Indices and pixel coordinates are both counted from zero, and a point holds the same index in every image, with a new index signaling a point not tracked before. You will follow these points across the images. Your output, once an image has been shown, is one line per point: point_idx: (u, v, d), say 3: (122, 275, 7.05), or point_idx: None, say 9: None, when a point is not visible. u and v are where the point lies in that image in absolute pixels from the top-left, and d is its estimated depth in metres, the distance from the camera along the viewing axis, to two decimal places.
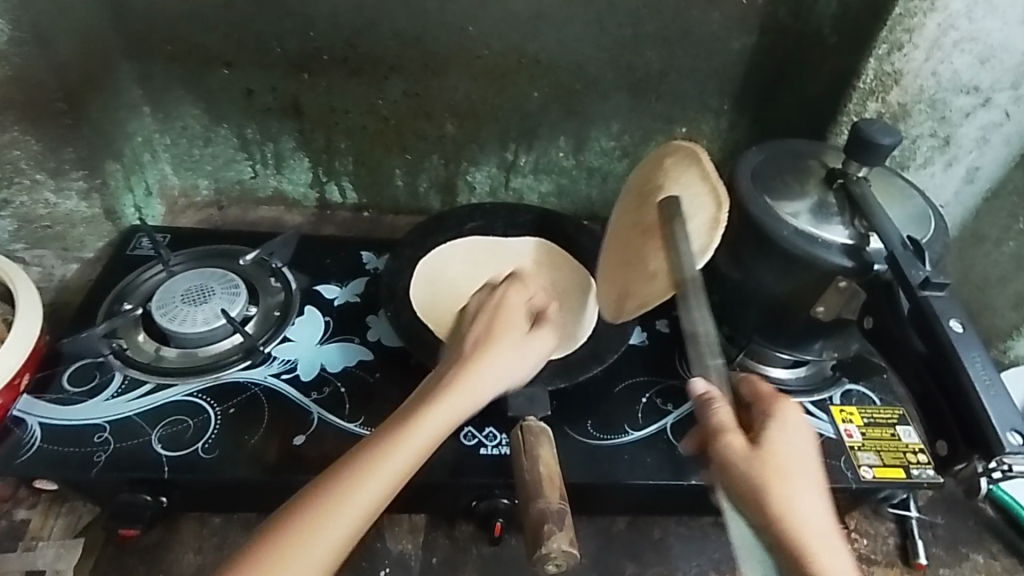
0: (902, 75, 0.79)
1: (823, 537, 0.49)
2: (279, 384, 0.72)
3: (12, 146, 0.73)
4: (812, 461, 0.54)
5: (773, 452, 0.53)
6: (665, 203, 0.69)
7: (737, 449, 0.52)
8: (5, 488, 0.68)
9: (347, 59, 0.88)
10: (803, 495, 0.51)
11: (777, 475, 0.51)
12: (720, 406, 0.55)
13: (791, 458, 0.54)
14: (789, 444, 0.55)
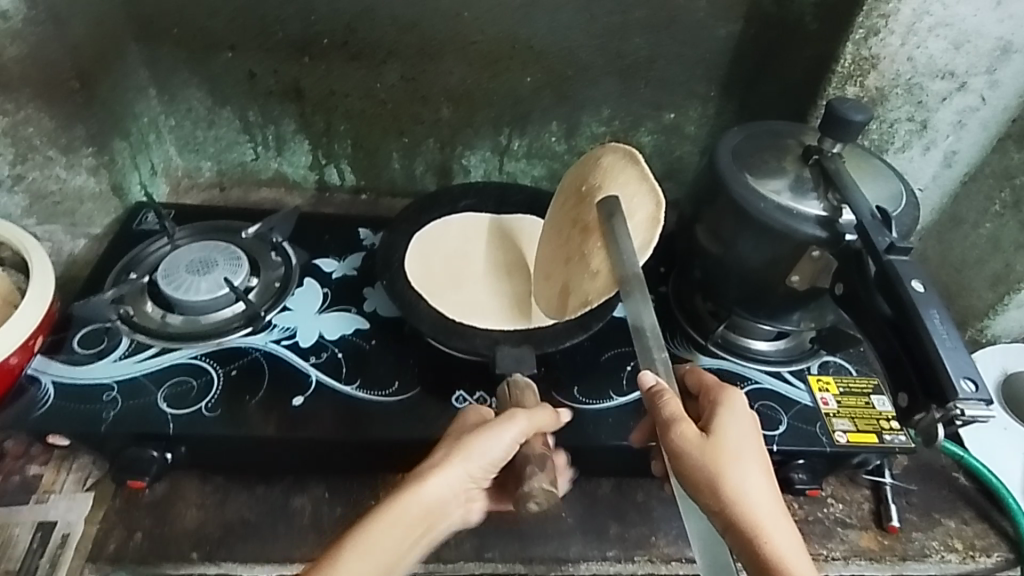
0: (879, 60, 0.82)
1: (774, 521, 0.53)
2: (279, 350, 0.76)
3: (27, 122, 0.78)
4: (756, 440, 0.57)
5: (722, 438, 0.56)
6: (603, 203, 0.70)
7: (690, 439, 0.54)
8: (19, 445, 0.72)
9: (346, 44, 0.91)
10: (748, 476, 0.55)
11: (729, 463, 0.54)
12: (671, 399, 0.55)
13: (739, 440, 0.57)
14: (734, 426, 0.58)
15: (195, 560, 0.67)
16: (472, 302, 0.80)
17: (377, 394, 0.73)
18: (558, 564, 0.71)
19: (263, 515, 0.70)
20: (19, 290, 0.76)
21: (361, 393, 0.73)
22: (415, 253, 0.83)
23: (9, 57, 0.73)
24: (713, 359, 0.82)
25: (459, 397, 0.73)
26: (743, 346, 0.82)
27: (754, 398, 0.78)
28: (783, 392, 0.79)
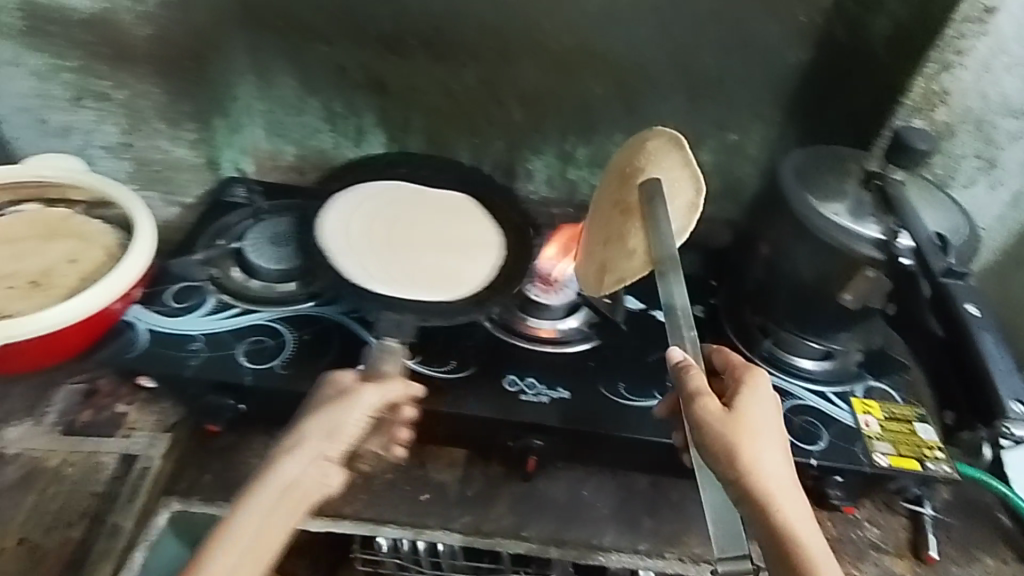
0: (949, 94, 0.86)
1: (790, 500, 0.54)
2: (348, 321, 0.82)
3: (144, 96, 0.91)
4: (776, 423, 0.59)
5: (744, 416, 0.57)
6: (645, 187, 0.75)
7: (713, 412, 0.55)
8: (110, 383, 0.79)
9: (431, 44, 0.98)
10: (767, 454, 0.55)
11: (750, 438, 0.55)
12: (697, 372, 0.56)
13: (760, 419, 0.58)
14: (755, 408, 0.59)
15: None
16: (385, 268, 0.83)
17: (436, 370, 0.78)
18: (592, 551, 0.73)
19: None
20: (123, 244, 0.84)
21: (421, 367, 0.78)
22: (333, 217, 0.89)
23: (141, 36, 0.87)
24: None
25: (510, 380, 0.78)
26: (789, 362, 0.83)
27: (795, 412, 0.79)
28: (825, 410, 0.80)
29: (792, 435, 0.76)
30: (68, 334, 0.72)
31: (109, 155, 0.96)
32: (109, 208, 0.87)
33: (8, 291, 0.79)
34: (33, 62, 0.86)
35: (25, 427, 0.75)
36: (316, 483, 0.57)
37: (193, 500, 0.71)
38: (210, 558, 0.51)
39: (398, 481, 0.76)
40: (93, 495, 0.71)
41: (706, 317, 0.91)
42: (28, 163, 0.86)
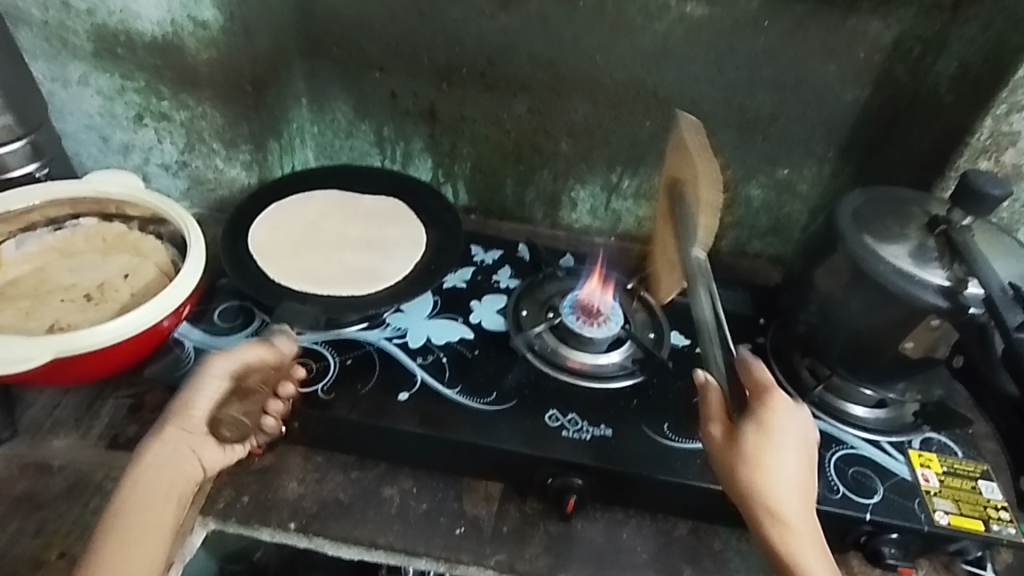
0: (1018, 137, 0.81)
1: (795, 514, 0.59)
2: (390, 347, 0.81)
3: (201, 117, 0.92)
4: (803, 441, 0.61)
5: (768, 436, 0.60)
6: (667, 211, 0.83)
7: (716, 436, 0.63)
8: (156, 399, 0.80)
9: (483, 75, 0.99)
10: (782, 469, 0.59)
11: (770, 459, 0.59)
12: (710, 396, 0.64)
13: (785, 434, 0.60)
14: (787, 422, 0.61)
15: (292, 529, 0.72)
16: (313, 270, 0.84)
17: (476, 402, 0.76)
18: None
19: (355, 498, 0.75)
20: (175, 263, 0.85)
21: (461, 398, 0.77)
22: (269, 217, 0.90)
23: (201, 60, 0.87)
24: (809, 418, 0.80)
25: (552, 416, 0.76)
26: (841, 409, 0.80)
27: (848, 462, 0.76)
28: (881, 462, 0.76)
29: (844, 487, 0.73)
30: (118, 351, 0.73)
31: (166, 172, 0.99)
32: (163, 226, 0.88)
33: (65, 304, 0.81)
34: (100, 83, 0.89)
35: (71, 439, 0.76)
36: (180, 464, 0.66)
37: (229, 522, 0.72)
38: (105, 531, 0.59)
39: (433, 513, 0.75)
40: None
41: (753, 357, 0.88)
42: (89, 179, 0.87)
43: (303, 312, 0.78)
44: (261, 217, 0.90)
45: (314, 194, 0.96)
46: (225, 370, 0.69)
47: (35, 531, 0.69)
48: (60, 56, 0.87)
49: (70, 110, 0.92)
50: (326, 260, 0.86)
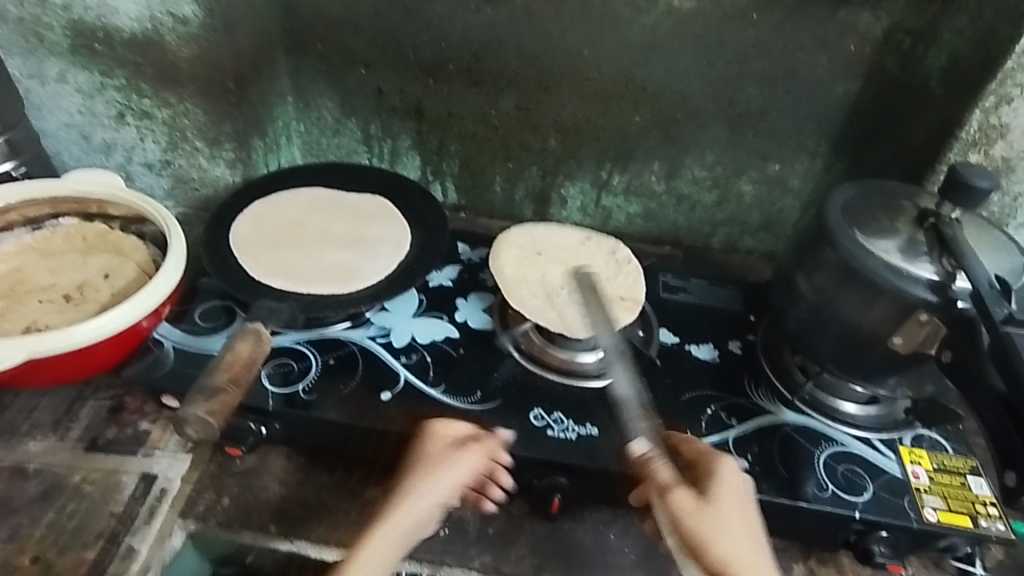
0: (1009, 129, 0.80)
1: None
2: (374, 346, 0.80)
3: (183, 115, 0.91)
4: (728, 509, 0.60)
5: (687, 522, 0.59)
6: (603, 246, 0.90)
7: (678, 506, 0.60)
8: (137, 400, 0.79)
9: (470, 71, 0.98)
10: (728, 547, 0.57)
11: (705, 543, 0.58)
12: (660, 466, 0.63)
13: (702, 515, 0.59)
14: (692, 508, 0.59)
15: (274, 531, 0.71)
16: (292, 266, 0.83)
17: (460, 401, 0.75)
18: None
19: (338, 500, 0.74)
20: (156, 262, 0.85)
21: (446, 397, 0.75)
22: (251, 214, 0.88)
23: (181, 56, 0.86)
24: (799, 415, 0.79)
25: (536, 415, 0.75)
26: (832, 406, 0.80)
27: (837, 460, 0.75)
28: (870, 459, 0.75)
29: (834, 485, 0.72)
30: (97, 353, 0.72)
31: (149, 171, 0.97)
32: (144, 225, 0.88)
33: (43, 304, 0.80)
34: (79, 80, 0.88)
35: (49, 441, 0.75)
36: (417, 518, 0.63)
37: (210, 525, 0.71)
38: None
39: None
40: (111, 515, 0.69)
41: (743, 355, 0.86)
42: (69, 177, 0.86)
43: (279, 309, 0.75)
44: (243, 213, 0.88)
45: (301, 190, 0.94)
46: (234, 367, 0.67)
47: (9, 535, 0.67)
48: (36, 52, 0.86)
49: (49, 108, 0.91)
50: (306, 258, 0.84)
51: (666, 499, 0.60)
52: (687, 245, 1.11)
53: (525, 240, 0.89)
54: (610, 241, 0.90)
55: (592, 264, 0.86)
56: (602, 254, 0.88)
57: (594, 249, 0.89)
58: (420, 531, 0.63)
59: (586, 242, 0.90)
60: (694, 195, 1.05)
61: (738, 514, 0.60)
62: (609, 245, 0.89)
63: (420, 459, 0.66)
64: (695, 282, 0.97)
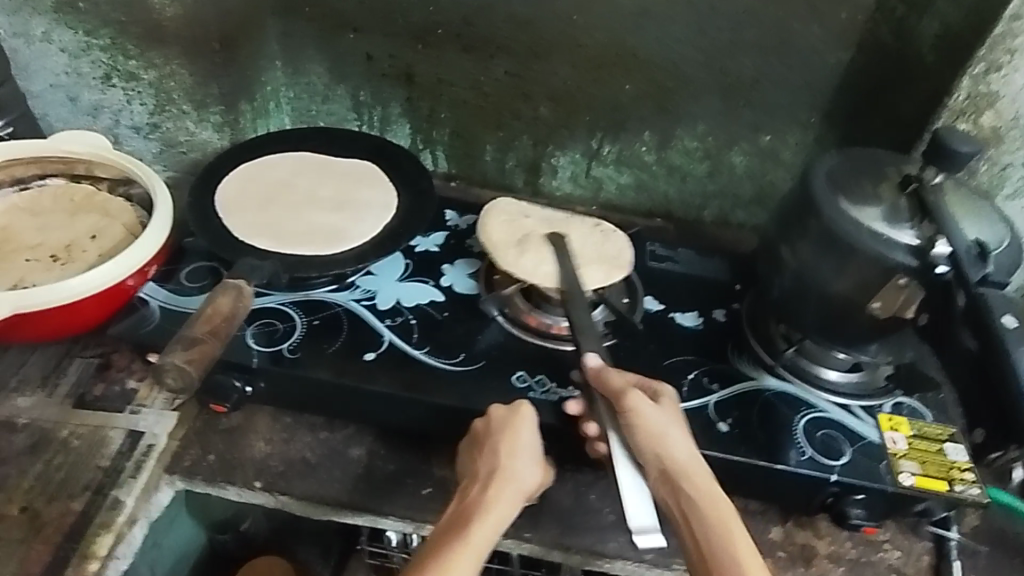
0: (998, 98, 0.80)
1: (712, 489, 0.59)
2: (359, 309, 0.81)
3: (170, 77, 0.92)
4: (671, 419, 0.62)
5: (640, 425, 0.61)
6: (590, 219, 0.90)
7: (637, 405, 0.62)
8: (124, 359, 0.80)
9: (460, 36, 0.97)
10: (674, 446, 0.61)
11: (657, 444, 0.60)
12: (611, 373, 0.65)
13: (655, 420, 0.61)
14: (651, 415, 0.62)
15: (258, 487, 0.72)
16: (276, 227, 0.84)
17: (443, 362, 0.76)
18: (594, 557, 0.71)
19: (322, 458, 0.75)
20: (143, 223, 0.85)
21: (429, 358, 0.76)
22: (239, 176, 0.89)
23: (167, 16, 0.87)
24: (780, 382, 0.79)
25: (519, 376, 0.76)
26: (814, 373, 0.80)
27: (816, 425, 0.75)
28: (849, 425, 0.76)
29: (811, 449, 0.73)
30: (81, 308, 0.73)
31: (137, 135, 0.98)
32: (131, 186, 0.87)
33: (30, 263, 0.81)
34: (64, 39, 0.88)
35: (37, 397, 0.76)
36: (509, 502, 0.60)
37: (195, 481, 0.72)
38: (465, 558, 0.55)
39: (400, 475, 0.74)
40: (98, 468, 0.71)
41: (727, 322, 0.87)
42: (54, 138, 0.86)
43: (261, 267, 0.75)
44: (230, 175, 0.89)
45: (288, 155, 0.94)
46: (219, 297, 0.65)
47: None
48: (21, 10, 0.86)
49: (37, 68, 0.91)
50: (292, 219, 0.85)
51: (626, 405, 0.62)
52: (679, 217, 1.11)
53: (511, 209, 0.89)
54: (595, 216, 0.91)
55: (580, 232, 0.87)
56: (588, 224, 0.89)
57: (581, 219, 0.89)
58: (520, 511, 0.61)
59: (572, 214, 0.91)
60: (685, 166, 1.05)
61: (683, 423, 0.64)
62: (594, 219, 0.90)
63: (522, 444, 0.63)
64: (682, 252, 0.97)
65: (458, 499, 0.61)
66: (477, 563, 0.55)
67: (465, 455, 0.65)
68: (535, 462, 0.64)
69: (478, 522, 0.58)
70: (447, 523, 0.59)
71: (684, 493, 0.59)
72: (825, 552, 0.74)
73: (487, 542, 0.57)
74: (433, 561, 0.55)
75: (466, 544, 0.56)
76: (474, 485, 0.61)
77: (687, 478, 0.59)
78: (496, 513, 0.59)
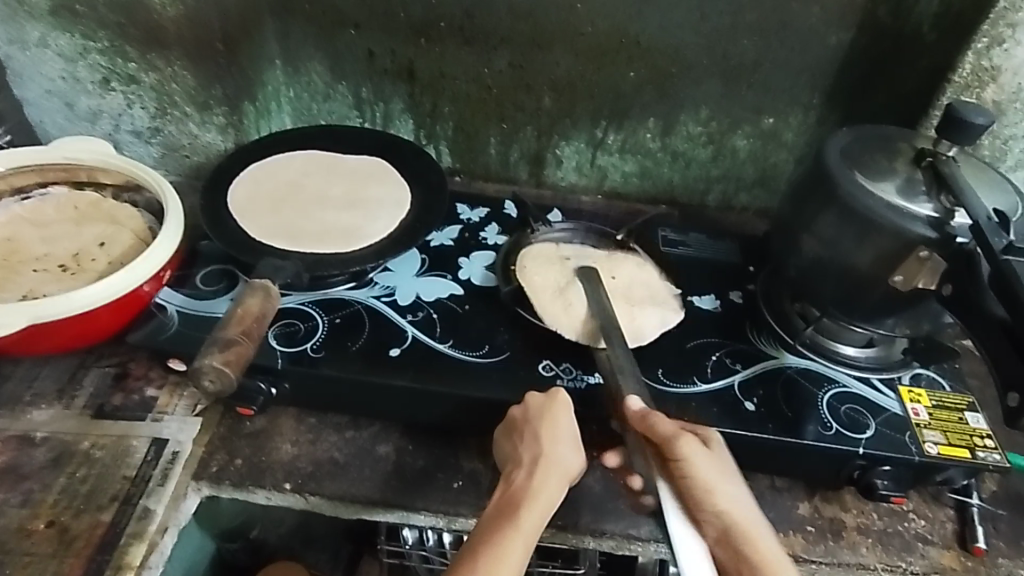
0: (1000, 72, 0.81)
1: (774, 552, 0.57)
2: (379, 305, 0.80)
3: (172, 79, 0.92)
4: (727, 469, 0.60)
5: (693, 476, 0.58)
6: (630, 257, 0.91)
7: (688, 455, 0.58)
8: (141, 367, 0.79)
9: (462, 29, 0.96)
10: (730, 498, 0.58)
11: (714, 495, 0.57)
12: (658, 418, 0.60)
13: (707, 469, 0.58)
14: (705, 465, 0.58)
15: (288, 489, 0.71)
16: (289, 225, 0.85)
17: (469, 355, 0.75)
18: (628, 541, 0.71)
19: (351, 457, 0.74)
20: (153, 230, 0.83)
21: (455, 352, 0.76)
22: (248, 178, 0.90)
23: (167, 17, 0.87)
24: (801, 359, 0.80)
25: (546, 365, 0.76)
26: (832, 349, 0.81)
27: (839, 400, 0.76)
28: (871, 398, 0.77)
29: (837, 423, 0.73)
30: (97, 319, 0.71)
31: (138, 140, 0.98)
32: (139, 192, 0.86)
33: (39, 273, 0.79)
34: (60, 43, 0.88)
35: (54, 410, 0.75)
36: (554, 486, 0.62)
37: (223, 486, 0.71)
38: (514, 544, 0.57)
39: (430, 469, 0.74)
40: (124, 479, 0.70)
41: (744, 303, 0.88)
42: (55, 145, 0.84)
43: (284, 267, 0.76)
44: (237, 178, 0.90)
45: (295, 154, 0.96)
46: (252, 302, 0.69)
47: (20, 502, 0.67)
48: (15, 16, 0.86)
49: (31, 75, 0.90)
50: (305, 218, 0.86)
51: (678, 453, 0.58)
52: (683, 203, 1.11)
53: (546, 249, 0.89)
54: (633, 255, 0.91)
55: (621, 273, 0.87)
56: (628, 266, 0.89)
57: (621, 260, 0.89)
58: (566, 493, 0.63)
59: (612, 253, 0.90)
60: (689, 152, 1.05)
61: (734, 468, 0.61)
62: (634, 257, 0.91)
63: (563, 430, 0.66)
64: (693, 237, 0.98)
65: (503, 486, 0.63)
66: (530, 545, 0.58)
67: (504, 443, 0.67)
68: (576, 445, 0.66)
69: (528, 506, 0.60)
70: (494, 510, 0.61)
71: (744, 555, 0.56)
72: (853, 525, 0.75)
73: (536, 527, 0.59)
74: (488, 544, 0.57)
75: (518, 528, 0.58)
76: (519, 471, 0.63)
77: (748, 538, 0.56)
78: (541, 499, 0.61)
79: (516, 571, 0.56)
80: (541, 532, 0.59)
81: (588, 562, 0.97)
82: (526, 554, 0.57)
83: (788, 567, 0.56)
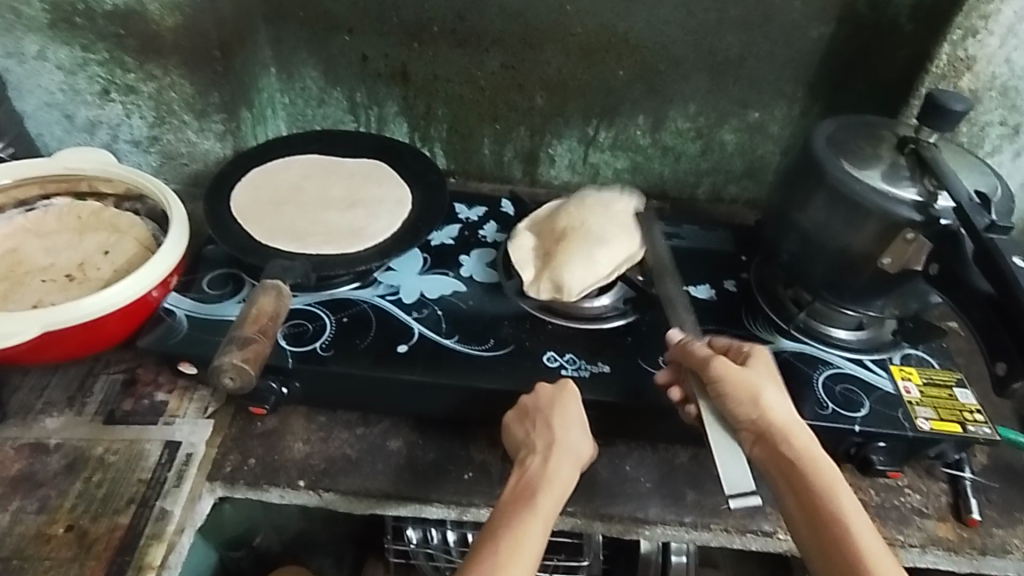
0: (975, 61, 0.85)
1: (806, 449, 0.62)
2: (384, 303, 0.82)
3: (170, 88, 0.93)
4: (760, 372, 0.66)
5: (734, 390, 0.64)
6: (614, 211, 0.89)
7: (725, 369, 0.65)
8: (150, 372, 0.80)
9: (454, 32, 0.98)
10: (773, 403, 0.64)
11: (754, 402, 0.63)
12: (695, 345, 0.69)
13: (744, 383, 0.64)
14: (740, 377, 0.65)
15: (302, 486, 0.72)
16: (291, 228, 0.86)
17: (475, 349, 0.77)
18: (635, 524, 0.73)
19: (363, 453, 0.76)
20: (156, 237, 0.84)
21: (460, 346, 0.77)
22: (247, 184, 0.91)
23: (165, 26, 0.88)
24: (796, 343, 0.83)
25: (550, 356, 0.77)
26: (825, 332, 0.84)
27: (835, 380, 0.79)
28: (864, 377, 0.80)
29: (833, 403, 0.76)
30: (105, 326, 0.72)
31: (136, 149, 0.99)
32: (140, 201, 0.86)
33: (46, 284, 0.79)
34: (59, 56, 0.90)
35: (65, 418, 0.75)
36: (566, 472, 0.65)
37: (237, 486, 0.72)
38: (532, 530, 0.60)
39: (440, 462, 0.76)
40: (139, 482, 0.71)
41: (739, 291, 0.90)
42: (57, 156, 0.85)
43: (292, 267, 0.78)
44: (236, 184, 0.91)
45: (293, 157, 0.97)
46: (259, 300, 0.70)
47: (38, 508, 0.68)
48: (14, 29, 0.87)
49: (29, 86, 0.92)
50: (306, 220, 0.88)
51: (730, 367, 0.65)
52: (674, 197, 1.14)
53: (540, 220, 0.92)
54: (630, 208, 0.91)
55: (601, 224, 0.86)
56: (624, 220, 0.89)
57: (604, 208, 0.90)
58: (577, 479, 0.66)
59: (613, 204, 0.91)
60: (678, 147, 1.08)
61: (772, 375, 0.67)
62: (620, 209, 0.90)
63: (572, 417, 0.68)
64: (686, 229, 1.01)
65: (517, 472, 0.65)
66: (547, 528, 0.61)
67: (514, 430, 0.69)
68: (585, 432, 0.69)
69: (544, 491, 0.63)
70: (513, 493, 0.63)
71: (784, 454, 0.62)
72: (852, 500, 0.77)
73: (551, 516, 0.62)
74: (508, 529, 0.60)
75: (536, 513, 0.61)
76: (533, 458, 0.66)
77: (787, 442, 0.62)
78: (553, 488, 0.63)
79: (536, 554, 0.59)
80: (558, 515, 0.63)
81: (594, 553, 0.98)
82: (545, 537, 0.61)
83: (824, 459, 0.63)
